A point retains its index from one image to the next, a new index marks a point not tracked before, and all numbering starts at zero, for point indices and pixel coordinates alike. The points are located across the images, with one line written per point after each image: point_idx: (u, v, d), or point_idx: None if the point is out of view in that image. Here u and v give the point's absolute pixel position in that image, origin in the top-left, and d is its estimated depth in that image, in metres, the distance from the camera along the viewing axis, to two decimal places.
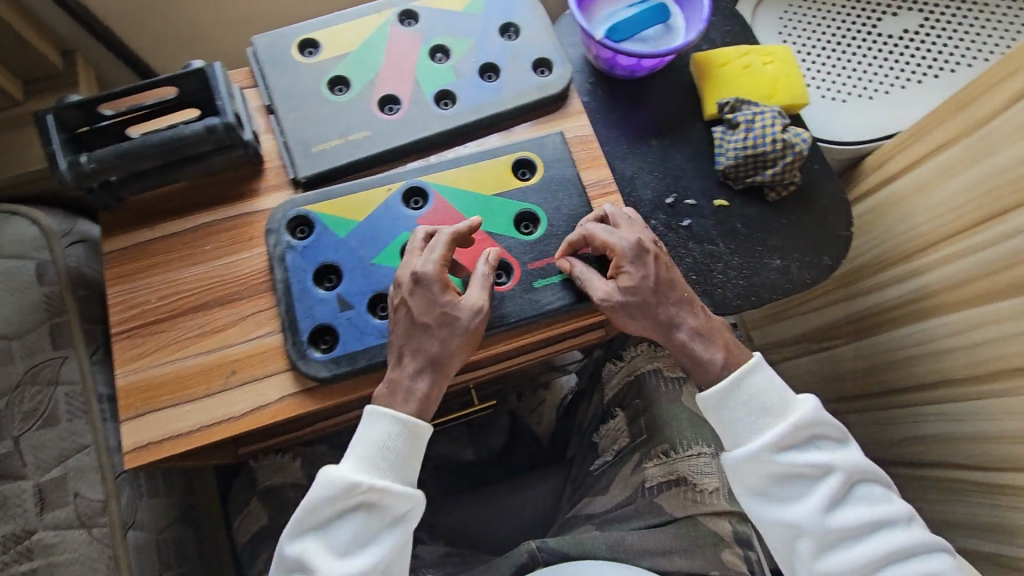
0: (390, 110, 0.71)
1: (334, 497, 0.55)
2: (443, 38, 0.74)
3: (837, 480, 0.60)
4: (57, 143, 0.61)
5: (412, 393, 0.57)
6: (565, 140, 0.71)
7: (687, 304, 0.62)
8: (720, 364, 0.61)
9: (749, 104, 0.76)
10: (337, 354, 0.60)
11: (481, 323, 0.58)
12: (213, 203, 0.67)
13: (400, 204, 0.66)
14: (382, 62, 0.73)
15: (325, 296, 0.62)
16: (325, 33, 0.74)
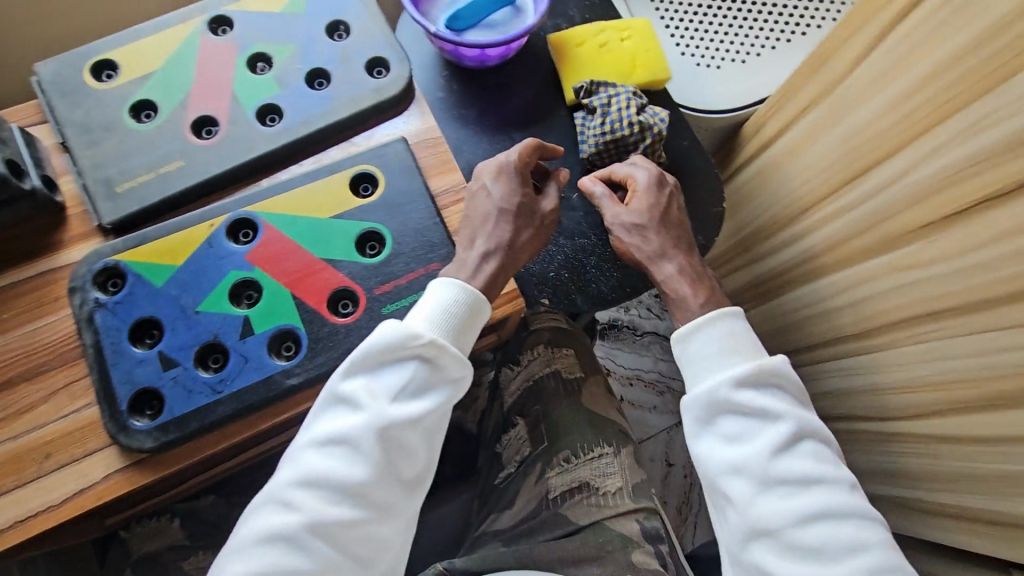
0: (207, 133, 0.64)
1: (402, 344, 0.55)
2: (262, 45, 0.67)
3: (788, 429, 0.59)
4: None
5: (478, 270, 0.59)
6: (408, 146, 0.65)
7: (673, 243, 0.67)
8: (699, 304, 0.64)
9: (604, 86, 0.72)
10: (163, 420, 0.55)
11: (547, 218, 0.64)
12: (6, 264, 0.58)
13: (224, 240, 0.60)
14: (194, 80, 0.65)
15: (144, 356, 0.56)
16: (125, 54, 0.65)
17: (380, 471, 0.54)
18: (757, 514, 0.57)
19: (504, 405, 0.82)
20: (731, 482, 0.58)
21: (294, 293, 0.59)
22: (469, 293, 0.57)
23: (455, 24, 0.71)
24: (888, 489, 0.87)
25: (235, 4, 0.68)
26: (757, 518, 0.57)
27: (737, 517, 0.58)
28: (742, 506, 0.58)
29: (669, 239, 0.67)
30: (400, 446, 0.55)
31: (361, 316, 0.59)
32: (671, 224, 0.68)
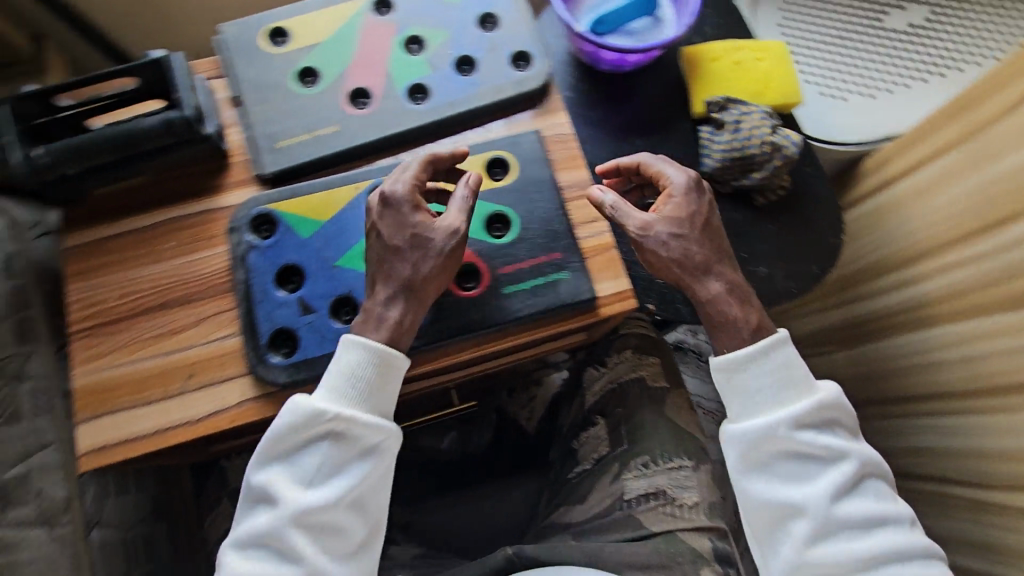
0: (361, 104, 0.68)
1: (308, 424, 0.55)
2: (417, 28, 0.71)
3: (851, 468, 0.59)
4: (12, 134, 0.59)
5: (384, 322, 0.56)
6: (540, 139, 0.68)
7: (719, 255, 0.62)
8: (753, 328, 0.61)
9: (738, 103, 0.72)
10: (297, 360, 0.59)
11: (455, 246, 0.57)
12: (172, 199, 0.65)
13: (367, 204, 0.64)
14: (354, 54, 0.70)
15: (286, 299, 0.61)
16: (296, 22, 0.70)
17: (311, 551, 0.54)
18: (817, 556, 0.58)
19: (584, 403, 0.83)
20: (791, 525, 0.58)
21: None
22: (375, 347, 0.55)
23: (597, 27, 0.72)
24: (975, 563, 0.82)
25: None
26: (816, 560, 0.57)
27: (793, 559, 0.58)
28: (801, 548, 0.58)
29: (711, 250, 0.61)
30: (330, 525, 0.54)
31: (482, 292, 0.62)
32: (711, 232, 0.62)
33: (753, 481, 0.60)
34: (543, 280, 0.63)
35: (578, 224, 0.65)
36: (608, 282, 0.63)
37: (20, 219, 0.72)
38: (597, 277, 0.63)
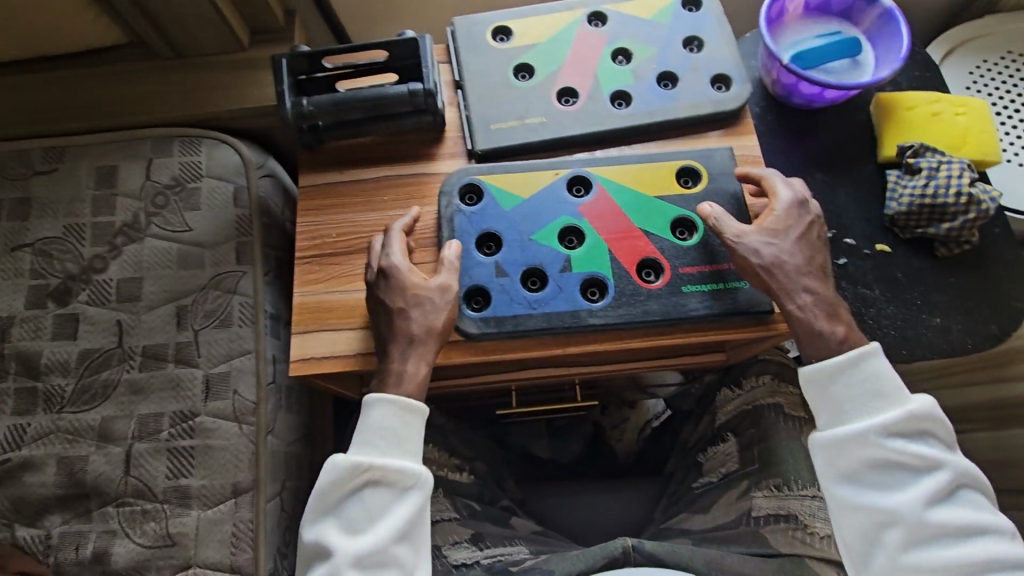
0: (567, 101, 0.75)
1: (348, 477, 0.59)
2: (626, 41, 0.77)
3: (945, 477, 0.59)
4: (286, 84, 0.70)
5: (406, 376, 0.60)
6: (733, 155, 0.72)
7: (818, 269, 0.62)
8: (839, 338, 0.61)
9: (933, 152, 0.73)
10: (487, 315, 0.65)
11: (449, 301, 0.62)
12: (395, 159, 0.73)
13: (564, 190, 0.70)
14: (566, 57, 0.77)
15: (483, 260, 0.67)
16: (518, 23, 0.78)
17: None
18: (910, 562, 0.58)
19: (716, 421, 0.85)
20: (882, 532, 0.58)
21: (610, 249, 0.68)
22: (402, 401, 0.59)
23: (796, 62, 0.75)
24: None
25: (613, 4, 0.79)
26: (908, 565, 0.58)
27: (886, 565, 0.58)
28: (895, 555, 0.58)
29: (804, 259, 0.62)
30: (383, 562, 0.57)
31: (662, 286, 0.66)
32: (807, 244, 0.63)
33: (841, 489, 0.60)
34: (720, 286, 0.66)
35: None
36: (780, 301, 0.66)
37: (251, 159, 0.84)
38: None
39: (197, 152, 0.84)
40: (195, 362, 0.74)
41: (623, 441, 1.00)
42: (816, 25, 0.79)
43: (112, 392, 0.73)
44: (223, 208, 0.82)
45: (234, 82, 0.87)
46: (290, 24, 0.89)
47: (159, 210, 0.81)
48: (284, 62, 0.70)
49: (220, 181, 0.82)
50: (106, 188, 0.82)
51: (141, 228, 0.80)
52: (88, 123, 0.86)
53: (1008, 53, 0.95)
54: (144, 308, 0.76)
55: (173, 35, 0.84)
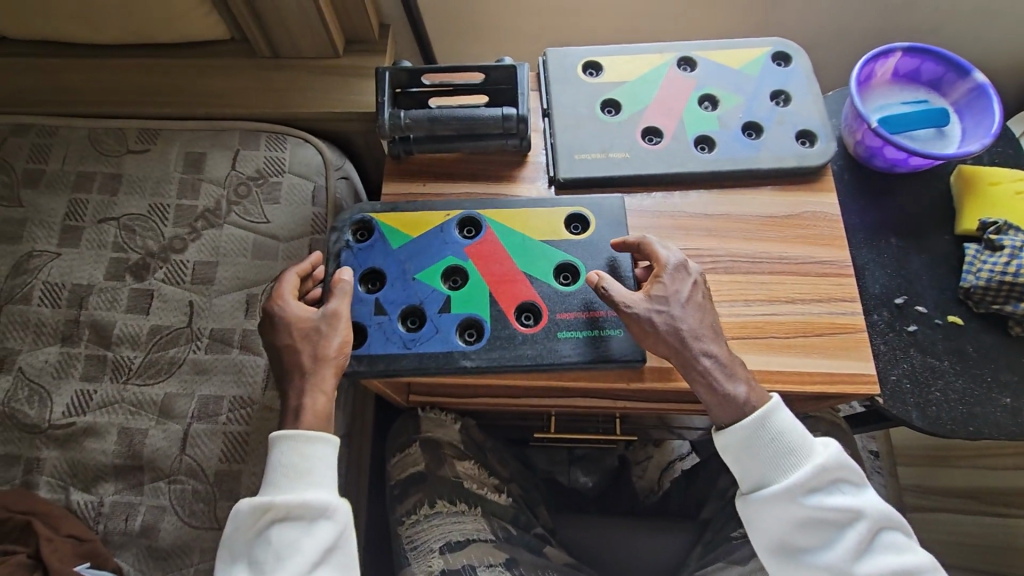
0: (651, 140, 0.76)
1: (251, 520, 0.55)
2: (714, 88, 0.79)
3: (866, 527, 0.57)
4: (386, 96, 0.72)
5: (303, 411, 0.57)
6: (624, 205, 0.72)
7: (711, 330, 0.60)
8: (742, 400, 0.59)
9: (1017, 231, 0.72)
10: (360, 353, 0.64)
11: (342, 324, 0.61)
12: (479, 178, 0.75)
13: (452, 229, 0.70)
14: (654, 98, 0.79)
15: (363, 298, 0.66)
16: (609, 61, 0.81)
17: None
18: None
19: None
20: None
21: (491, 292, 0.67)
22: (300, 434, 0.56)
23: (883, 127, 0.75)
24: None
25: (704, 52, 0.81)
26: None
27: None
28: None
29: (701, 322, 0.60)
30: None
31: (538, 331, 0.65)
32: (697, 304, 0.61)
33: (773, 556, 0.59)
34: (595, 332, 0.64)
35: (823, 297, 0.68)
36: (855, 360, 0.65)
37: (331, 160, 0.88)
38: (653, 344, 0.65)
39: (283, 150, 0.88)
40: (258, 352, 0.75)
41: (643, 478, 1.01)
42: (903, 92, 0.80)
43: (177, 370, 0.74)
44: (302, 207, 0.85)
45: (325, 86, 0.91)
46: (382, 37, 0.94)
47: (240, 199, 0.84)
48: (387, 74, 0.73)
49: (300, 178, 0.86)
50: (193, 174, 0.86)
51: (222, 215, 0.83)
52: (184, 110, 0.90)
53: None
54: (215, 292, 0.79)
55: (276, 37, 0.88)
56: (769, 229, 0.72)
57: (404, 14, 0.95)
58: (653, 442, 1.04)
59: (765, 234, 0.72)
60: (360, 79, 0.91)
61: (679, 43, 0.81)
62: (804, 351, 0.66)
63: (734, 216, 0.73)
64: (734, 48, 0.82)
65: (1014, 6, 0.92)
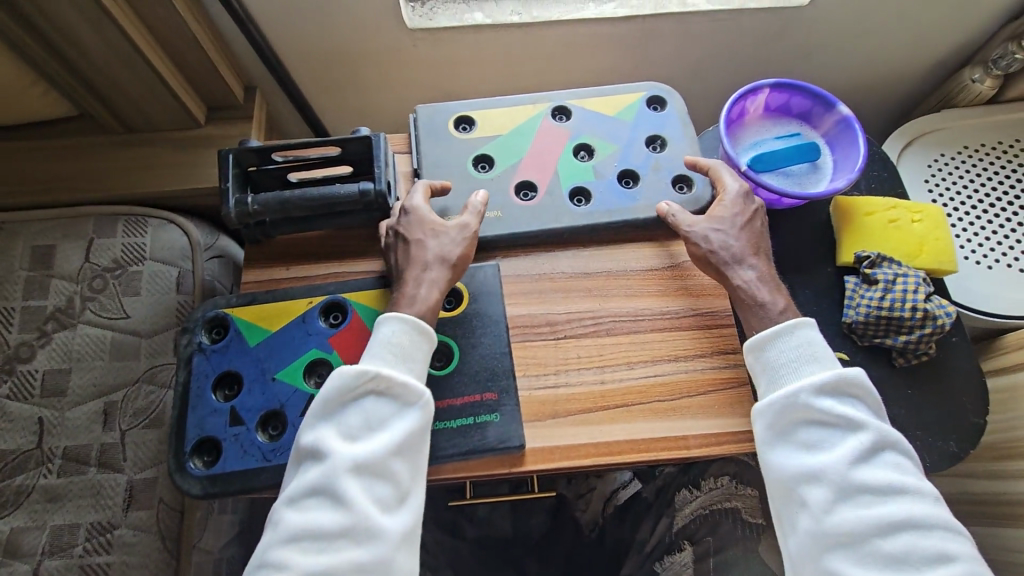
0: (525, 196, 0.74)
1: (351, 384, 0.55)
2: (590, 137, 0.77)
3: (868, 438, 0.55)
4: (231, 180, 0.66)
5: (417, 299, 0.60)
6: (499, 273, 0.69)
7: (760, 251, 0.66)
8: (779, 309, 0.62)
9: (890, 262, 0.72)
10: (214, 473, 0.59)
11: (469, 235, 0.64)
12: (346, 256, 0.70)
13: (315, 318, 0.65)
14: (529, 150, 0.76)
15: (218, 408, 0.61)
16: (481, 113, 0.78)
17: (362, 498, 0.51)
18: (836, 525, 0.53)
19: (672, 525, 0.82)
20: (808, 490, 0.55)
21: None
22: (410, 318, 0.58)
23: (752, 165, 0.75)
24: None
25: (578, 99, 0.79)
26: (834, 528, 0.53)
27: (812, 529, 0.54)
28: (820, 516, 0.54)
29: (750, 245, 0.66)
30: (378, 473, 0.52)
31: None
32: (751, 231, 0.67)
33: (771, 450, 0.58)
34: (469, 421, 0.61)
35: (704, 352, 0.67)
36: (740, 419, 0.64)
37: (199, 241, 0.82)
38: (530, 424, 0.62)
39: (142, 234, 0.81)
40: (119, 468, 0.71)
41: (587, 512, 0.90)
42: (775, 127, 0.80)
43: (24, 500, 0.68)
44: (164, 296, 0.78)
45: (187, 159, 0.85)
46: (249, 102, 0.89)
47: (95, 294, 0.77)
48: (231, 155, 0.67)
49: (163, 264, 0.80)
50: (41, 270, 0.78)
51: (75, 314, 0.76)
52: (30, 200, 0.82)
53: (965, 147, 0.97)
54: (69, 404, 0.72)
55: (125, 113, 0.82)
56: (650, 284, 0.70)
57: (269, 75, 0.89)
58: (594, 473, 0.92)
59: (646, 290, 0.70)
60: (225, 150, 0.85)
61: (551, 93, 0.79)
62: (688, 413, 0.64)
63: (616, 274, 0.71)
64: (608, 94, 0.80)
65: (878, 26, 0.93)
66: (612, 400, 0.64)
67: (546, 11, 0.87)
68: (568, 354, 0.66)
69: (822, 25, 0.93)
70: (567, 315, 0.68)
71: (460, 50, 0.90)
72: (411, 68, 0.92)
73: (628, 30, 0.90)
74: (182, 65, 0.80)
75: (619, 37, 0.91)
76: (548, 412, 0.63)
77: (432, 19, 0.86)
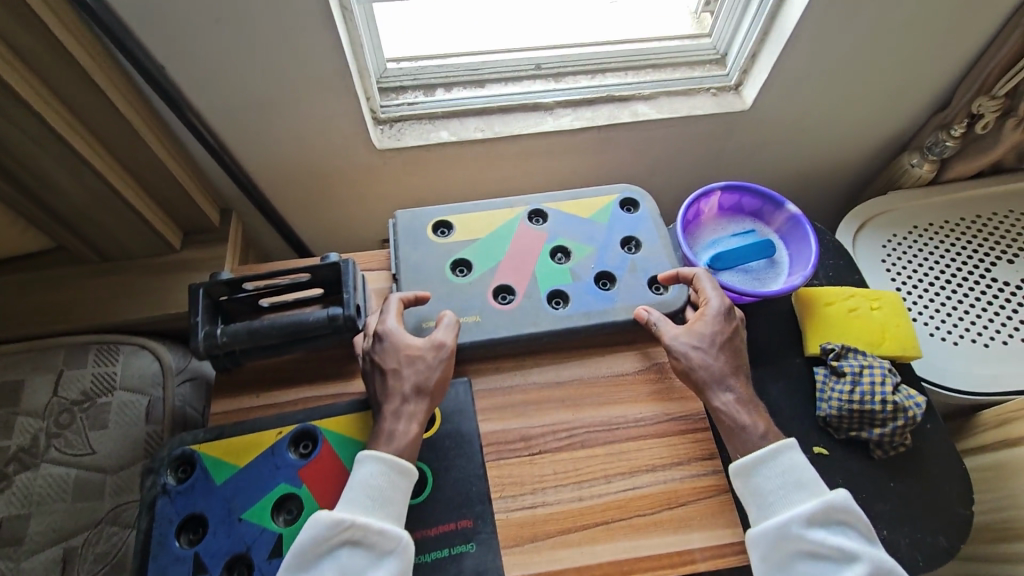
0: (503, 299, 0.75)
1: (327, 535, 0.54)
2: (566, 240, 0.79)
3: (863, 570, 0.55)
4: (201, 314, 0.67)
5: (396, 435, 0.60)
6: (471, 388, 0.69)
7: (736, 371, 0.66)
8: (760, 434, 0.63)
9: (855, 353, 0.74)
10: None
11: (446, 357, 0.65)
12: (317, 379, 0.70)
13: (285, 449, 0.64)
14: (506, 252, 0.78)
15: (181, 555, 0.59)
16: (459, 218, 0.80)
17: None
18: None
19: None
20: None
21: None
22: (388, 458, 0.57)
23: (714, 263, 0.78)
24: None
25: (552, 202, 0.82)
26: None
27: None
28: None
29: (729, 364, 0.67)
30: None
31: None
32: (730, 351, 0.67)
33: None
34: (445, 552, 0.59)
35: (681, 459, 0.66)
36: (723, 529, 0.62)
37: (171, 366, 0.82)
38: (508, 550, 0.60)
39: (113, 363, 0.80)
40: None
41: None
42: (730, 226, 0.84)
43: None
44: (132, 427, 0.77)
45: (163, 284, 0.86)
46: (224, 225, 0.92)
47: (61, 430, 0.75)
48: (201, 290, 0.68)
49: (133, 393, 0.79)
50: (6, 408, 0.77)
51: (38, 453, 0.74)
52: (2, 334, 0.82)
53: (914, 227, 1.01)
54: (25, 553, 0.69)
55: (101, 245, 0.84)
56: (621, 391, 0.70)
57: (244, 197, 0.93)
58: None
59: (618, 396, 0.70)
60: (200, 274, 0.87)
61: (528, 197, 0.82)
62: (671, 527, 0.62)
63: (587, 380, 0.71)
64: (584, 197, 0.83)
65: (817, 123, 1.00)
66: (592, 517, 0.62)
67: (507, 126, 0.93)
68: (543, 471, 0.65)
69: (766, 126, 0.99)
70: (541, 428, 0.67)
71: (428, 166, 0.94)
72: (383, 182, 0.96)
73: (586, 139, 0.95)
74: (157, 197, 0.83)
75: (578, 145, 0.97)
76: (527, 535, 0.61)
77: (400, 140, 0.91)
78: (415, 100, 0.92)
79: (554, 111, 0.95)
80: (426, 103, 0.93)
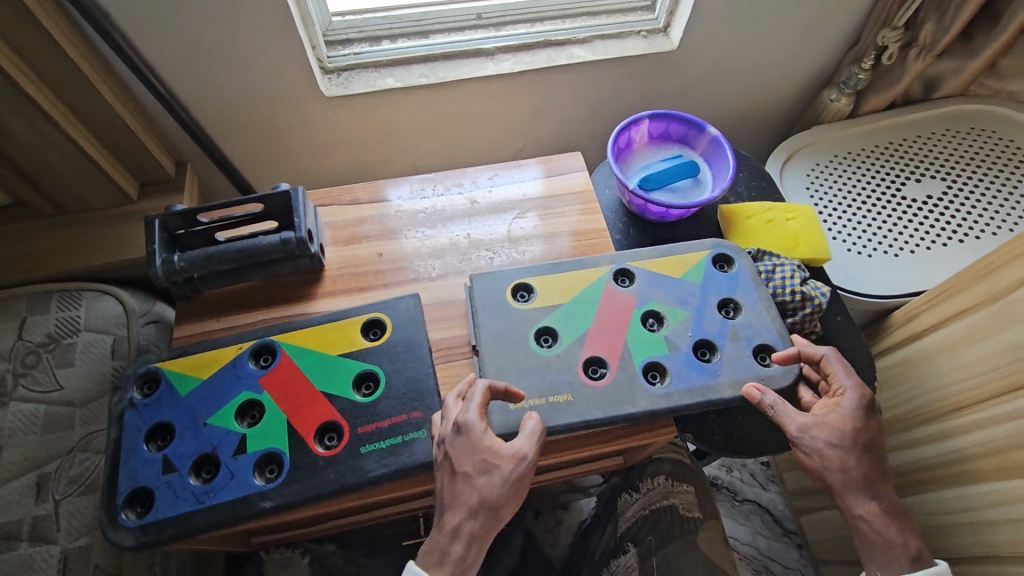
0: (594, 373, 0.68)
1: None
2: (658, 303, 0.73)
3: None
4: (158, 243, 0.71)
5: (449, 558, 0.57)
6: (419, 301, 0.72)
7: (880, 478, 0.62)
8: (912, 554, 0.61)
9: (770, 255, 0.80)
10: (146, 521, 0.60)
11: (525, 472, 0.58)
12: (276, 303, 0.75)
13: (246, 362, 0.68)
14: (593, 321, 0.71)
15: (150, 458, 0.63)
16: (540, 279, 0.74)
17: None
18: None
19: (617, 530, 0.88)
20: None
21: (289, 420, 0.65)
22: None
23: (644, 185, 0.85)
24: None
25: (639, 260, 0.76)
26: None
27: None
28: None
29: (867, 469, 0.62)
30: None
31: (340, 450, 0.63)
32: (870, 455, 0.62)
33: None
34: (397, 440, 0.64)
35: None
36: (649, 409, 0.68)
37: (134, 308, 0.85)
38: None
39: (76, 307, 0.83)
40: (53, 538, 0.71)
41: (556, 546, 1.05)
42: (660, 153, 0.90)
43: None
44: (99, 364, 0.80)
45: (121, 233, 0.89)
46: (180, 176, 0.95)
47: (28, 369, 0.78)
48: (157, 221, 0.71)
49: (96, 333, 0.82)
50: None
51: (7, 391, 0.76)
52: None
53: (834, 157, 1.10)
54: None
55: (57, 195, 0.86)
56: None
57: (197, 149, 0.96)
58: (560, 507, 1.08)
59: None
60: None
61: (614, 254, 0.76)
62: None
63: None
64: (674, 253, 0.77)
65: (742, 62, 1.07)
66: None
67: (450, 72, 0.97)
68: None
69: (696, 65, 1.06)
70: None
71: (377, 114, 0.99)
72: (336, 133, 1.00)
73: (526, 82, 1.01)
74: (108, 146, 0.85)
75: (519, 88, 1.02)
76: None
77: (347, 87, 0.95)
78: (360, 50, 0.96)
79: (495, 56, 1.00)
80: (372, 52, 0.96)
